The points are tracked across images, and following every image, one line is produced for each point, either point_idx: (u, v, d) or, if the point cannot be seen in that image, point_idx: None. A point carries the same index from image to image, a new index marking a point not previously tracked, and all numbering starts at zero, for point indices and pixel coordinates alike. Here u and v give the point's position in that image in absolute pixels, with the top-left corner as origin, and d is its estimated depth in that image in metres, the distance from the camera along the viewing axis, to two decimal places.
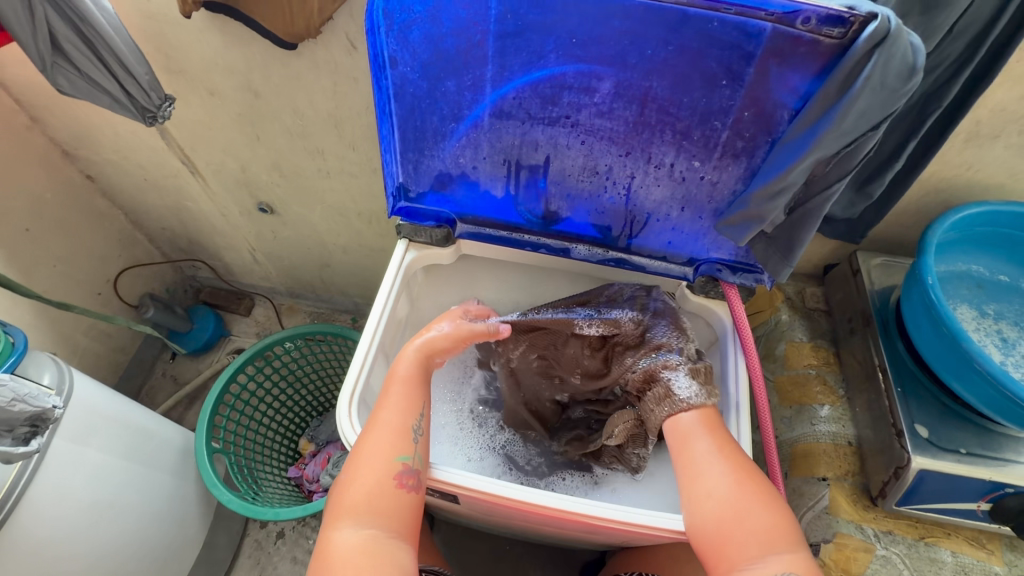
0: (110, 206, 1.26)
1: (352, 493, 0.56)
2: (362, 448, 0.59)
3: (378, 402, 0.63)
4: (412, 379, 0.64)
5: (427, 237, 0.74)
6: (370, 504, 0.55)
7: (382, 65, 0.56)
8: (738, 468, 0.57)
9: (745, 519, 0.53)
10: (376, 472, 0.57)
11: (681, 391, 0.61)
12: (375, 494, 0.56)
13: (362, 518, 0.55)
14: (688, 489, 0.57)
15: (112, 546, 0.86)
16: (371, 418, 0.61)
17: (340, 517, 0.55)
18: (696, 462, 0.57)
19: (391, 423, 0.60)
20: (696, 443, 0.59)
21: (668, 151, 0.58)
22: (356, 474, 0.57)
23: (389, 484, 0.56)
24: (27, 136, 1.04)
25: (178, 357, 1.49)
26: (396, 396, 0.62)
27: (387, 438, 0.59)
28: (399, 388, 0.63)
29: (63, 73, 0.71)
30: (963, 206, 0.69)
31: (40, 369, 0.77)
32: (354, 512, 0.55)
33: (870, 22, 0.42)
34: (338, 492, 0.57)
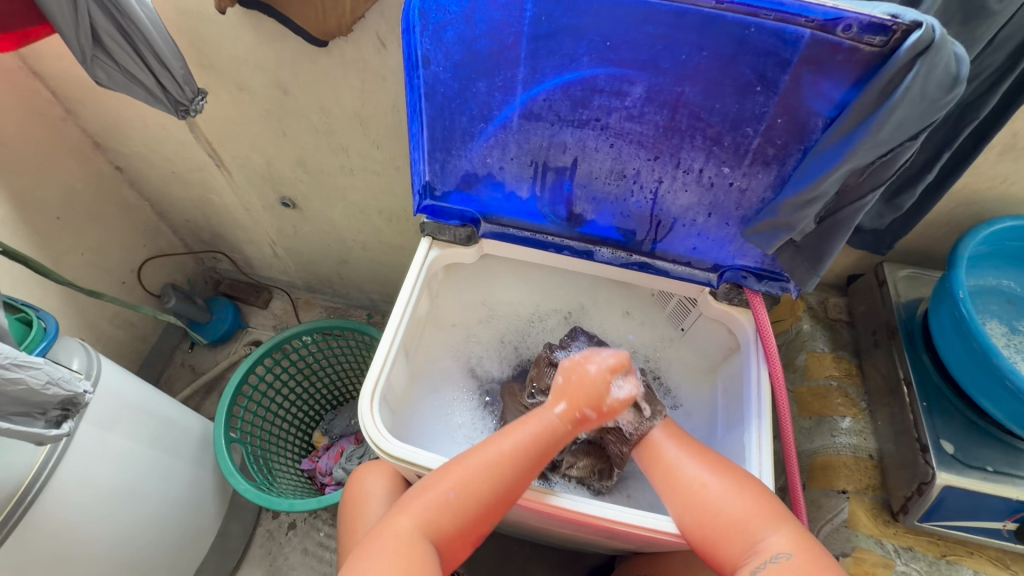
0: (137, 197, 1.28)
1: (430, 500, 0.56)
2: (464, 466, 0.57)
3: (498, 433, 0.60)
4: (554, 439, 0.59)
5: (450, 236, 0.74)
6: (446, 525, 0.55)
7: (414, 65, 0.57)
8: (711, 464, 0.59)
9: (722, 512, 0.55)
10: (471, 502, 0.56)
11: (629, 426, 0.63)
12: (451, 518, 0.56)
13: (432, 530, 0.55)
14: (665, 491, 0.60)
15: (132, 531, 0.88)
16: (484, 442, 0.59)
17: (411, 512, 0.55)
18: (666, 466, 0.60)
19: (501, 462, 0.57)
20: (664, 448, 0.62)
21: (697, 157, 0.58)
22: (454, 494, 0.56)
23: (474, 522, 0.57)
24: (60, 126, 1.07)
25: (196, 347, 1.51)
26: (529, 438, 0.58)
27: (495, 479, 0.57)
28: (530, 435, 0.58)
29: (102, 66, 0.72)
30: (996, 220, 0.68)
31: (70, 355, 0.79)
32: (427, 520, 0.55)
33: (913, 31, 0.42)
34: (423, 488, 0.57)
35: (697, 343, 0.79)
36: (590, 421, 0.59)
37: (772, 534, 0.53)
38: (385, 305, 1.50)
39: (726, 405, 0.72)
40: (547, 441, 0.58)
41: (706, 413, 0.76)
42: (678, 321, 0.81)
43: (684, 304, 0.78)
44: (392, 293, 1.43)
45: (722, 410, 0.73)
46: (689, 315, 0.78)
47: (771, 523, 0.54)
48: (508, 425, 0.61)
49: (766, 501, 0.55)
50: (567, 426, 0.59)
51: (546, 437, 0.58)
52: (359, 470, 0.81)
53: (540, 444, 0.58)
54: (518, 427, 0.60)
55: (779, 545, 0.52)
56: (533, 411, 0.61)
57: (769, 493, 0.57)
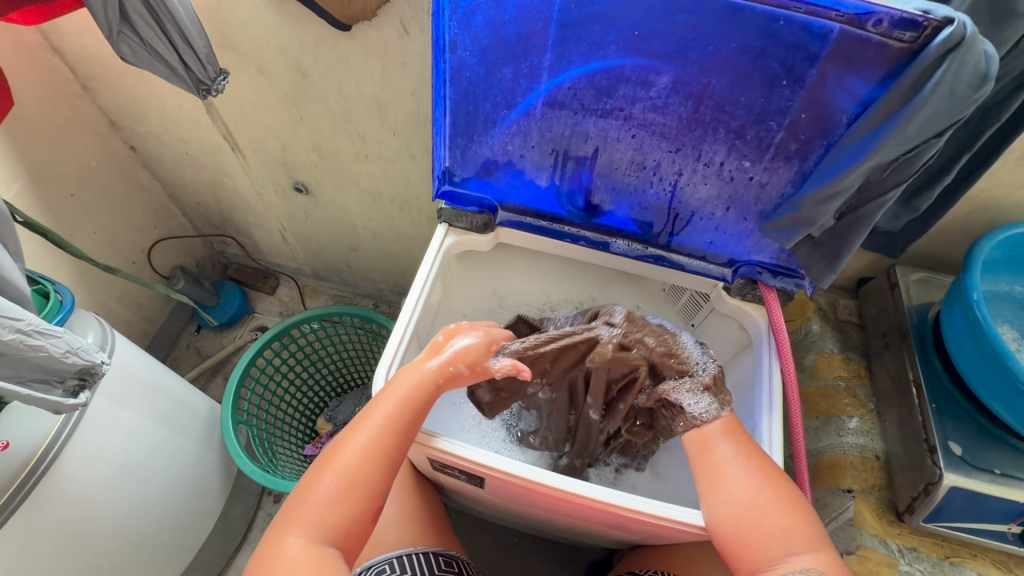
0: (150, 178, 1.29)
1: (316, 505, 0.52)
2: (341, 456, 0.55)
3: (367, 412, 0.58)
4: (425, 395, 0.59)
5: (467, 223, 0.75)
6: (335, 526, 0.52)
7: (441, 49, 0.57)
8: (759, 472, 0.56)
9: (764, 524, 0.53)
10: (354, 494, 0.53)
11: (695, 411, 0.60)
12: (343, 516, 0.53)
13: (326, 537, 0.51)
14: (706, 491, 0.57)
15: (138, 506, 0.88)
16: (357, 426, 0.57)
17: (301, 526, 0.51)
18: (716, 467, 0.57)
19: (378, 441, 0.56)
20: (715, 447, 0.58)
21: (719, 150, 0.58)
22: (340, 489, 0.53)
23: (366, 513, 0.54)
24: (77, 103, 1.07)
25: (203, 330, 1.52)
26: (392, 409, 0.58)
27: (374, 460, 0.55)
28: (394, 405, 0.58)
29: (126, 42, 0.73)
30: (1012, 225, 0.68)
31: (85, 328, 0.79)
32: (318, 526, 0.51)
33: (945, 27, 0.42)
34: (308, 496, 0.53)
35: (708, 339, 0.80)
36: (462, 378, 0.61)
37: (807, 556, 0.51)
38: (392, 295, 1.51)
39: (736, 400, 0.73)
40: (412, 400, 0.59)
41: None
42: (689, 316, 0.81)
43: (696, 299, 0.78)
44: (400, 283, 1.43)
45: (732, 406, 0.74)
46: (701, 311, 0.79)
47: (808, 546, 0.52)
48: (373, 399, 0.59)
49: (806, 522, 0.53)
50: (435, 382, 0.60)
51: (416, 397, 0.59)
52: None
53: (415, 398, 0.59)
54: (380, 401, 0.59)
55: (808, 569, 0.50)
56: (399, 372, 0.61)
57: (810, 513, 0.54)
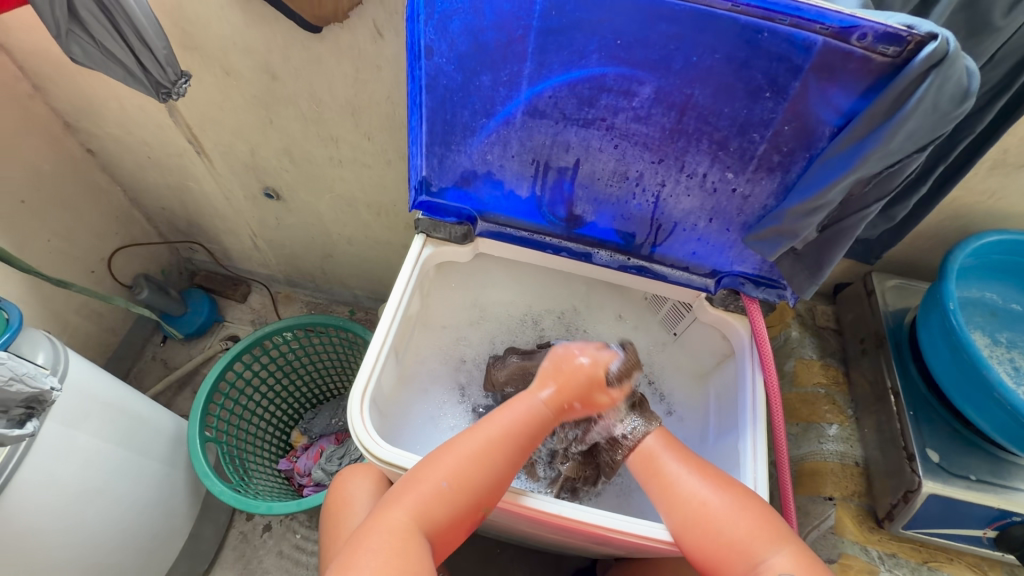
0: (109, 181, 1.22)
1: (420, 495, 0.56)
2: (458, 459, 0.58)
3: (488, 423, 0.61)
4: (540, 421, 0.61)
5: (446, 234, 0.73)
6: (441, 523, 0.56)
7: (417, 54, 0.55)
8: (713, 481, 0.59)
9: (724, 533, 0.55)
10: (468, 501, 0.57)
11: (626, 433, 0.64)
12: (450, 516, 0.56)
13: (428, 530, 0.55)
14: (660, 497, 0.60)
15: (96, 536, 0.83)
16: (472, 435, 0.60)
17: (405, 512, 0.55)
18: (673, 483, 0.60)
19: (490, 448, 0.59)
20: (664, 464, 0.62)
21: (702, 161, 0.57)
22: (443, 489, 0.56)
23: (470, 517, 0.57)
24: (28, 104, 1.01)
25: (169, 341, 1.45)
26: (515, 419, 0.61)
27: (477, 467, 0.58)
28: (513, 422, 0.61)
29: (77, 41, 0.68)
30: (984, 234, 0.69)
31: (35, 348, 0.75)
32: (421, 518, 0.55)
33: (929, 42, 0.42)
34: (411, 484, 0.57)
35: (690, 348, 0.79)
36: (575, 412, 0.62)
37: (774, 554, 0.54)
38: (369, 301, 1.46)
39: (719, 412, 0.72)
40: (536, 421, 0.61)
41: (698, 421, 0.76)
42: (671, 325, 0.81)
43: (678, 308, 0.77)
44: (377, 289, 1.39)
45: (714, 417, 0.73)
46: (683, 320, 0.78)
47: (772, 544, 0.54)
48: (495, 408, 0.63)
49: (767, 519, 0.56)
50: (552, 411, 0.62)
51: (532, 421, 0.61)
52: (343, 473, 0.79)
53: (525, 427, 0.60)
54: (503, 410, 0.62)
55: (782, 566, 0.53)
56: (520, 393, 0.63)
57: (771, 512, 0.57)
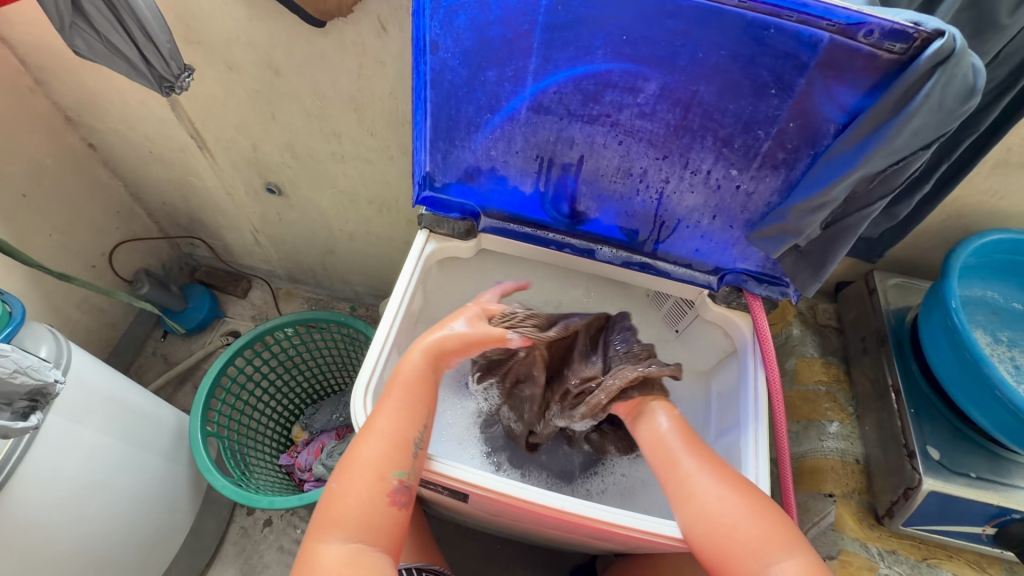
0: (110, 176, 1.22)
1: (339, 505, 0.55)
2: (353, 457, 0.57)
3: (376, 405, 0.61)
4: (424, 381, 0.63)
5: (449, 229, 0.73)
6: (359, 520, 0.54)
7: (422, 49, 0.55)
8: (728, 480, 0.57)
9: (736, 530, 0.54)
10: (371, 487, 0.55)
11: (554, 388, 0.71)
12: (364, 511, 0.54)
13: (354, 535, 0.53)
14: (675, 494, 0.59)
15: (98, 530, 0.83)
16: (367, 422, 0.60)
17: (329, 529, 0.53)
18: (687, 478, 0.59)
19: (384, 431, 0.58)
20: (681, 460, 0.60)
21: (706, 158, 0.57)
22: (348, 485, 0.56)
23: (383, 499, 0.55)
24: (30, 98, 1.00)
25: (170, 336, 1.45)
26: (393, 399, 0.60)
27: (370, 453, 0.57)
28: (400, 392, 0.61)
29: (81, 35, 0.68)
30: (986, 233, 0.69)
31: (38, 342, 0.75)
32: (338, 526, 0.54)
33: (935, 40, 0.42)
34: (326, 502, 0.56)
35: (693, 345, 0.79)
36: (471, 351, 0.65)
37: (785, 558, 0.51)
38: (370, 297, 1.46)
39: (720, 409, 0.72)
40: (413, 383, 0.62)
41: (699, 419, 0.76)
42: (673, 322, 0.81)
43: (681, 305, 0.78)
44: (378, 285, 1.39)
45: (716, 414, 0.73)
46: (685, 317, 0.78)
47: (784, 548, 0.52)
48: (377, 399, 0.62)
49: (779, 522, 0.54)
50: (427, 366, 0.63)
51: (405, 388, 0.61)
52: None
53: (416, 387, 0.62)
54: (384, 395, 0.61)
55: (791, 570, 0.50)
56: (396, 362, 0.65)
57: (779, 513, 0.55)
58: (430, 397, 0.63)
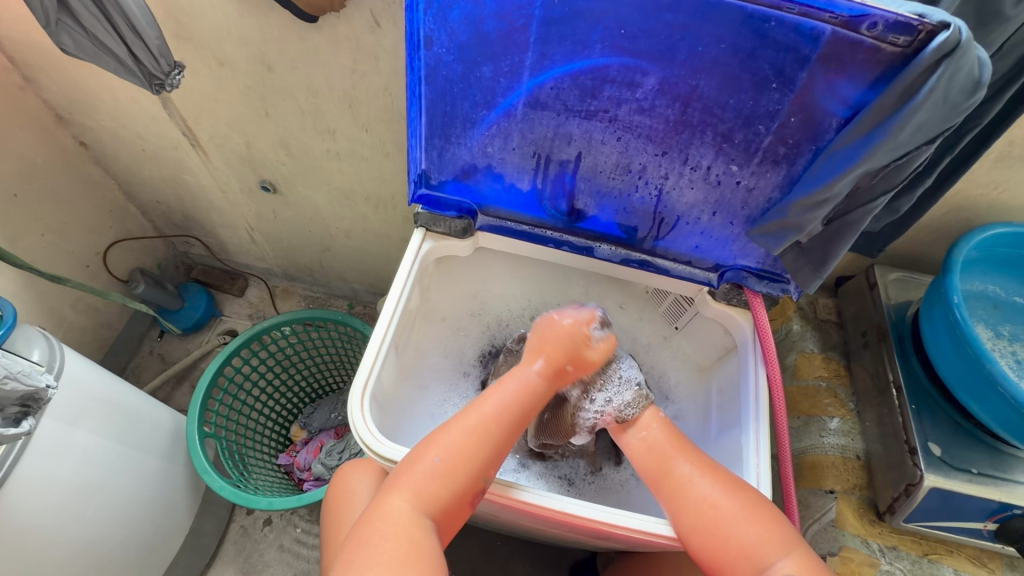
0: (103, 175, 1.21)
1: (418, 477, 0.55)
2: (447, 434, 0.58)
3: (477, 399, 0.61)
4: (535, 393, 0.62)
5: (445, 228, 0.72)
6: (437, 499, 0.55)
7: (416, 45, 0.53)
8: (724, 484, 0.58)
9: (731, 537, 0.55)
10: (452, 470, 0.56)
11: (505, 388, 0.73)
12: (447, 491, 0.55)
13: (425, 505, 0.55)
14: (670, 502, 0.59)
15: (96, 534, 0.83)
16: (468, 410, 0.60)
17: (411, 485, 0.55)
18: (682, 483, 0.59)
19: (480, 426, 0.59)
20: (676, 465, 0.61)
21: (706, 153, 0.56)
22: (440, 462, 0.56)
23: (466, 491, 0.56)
24: (19, 96, 0.99)
25: (166, 335, 1.44)
26: (508, 396, 0.61)
27: (489, 433, 0.59)
28: (506, 393, 0.61)
29: (68, 31, 0.67)
30: (988, 227, 0.69)
31: (30, 345, 0.74)
32: (417, 494, 0.55)
33: (940, 32, 0.41)
34: (409, 466, 0.56)
35: (693, 341, 0.79)
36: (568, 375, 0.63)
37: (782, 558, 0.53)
38: (368, 295, 1.45)
39: (720, 406, 0.72)
40: (533, 396, 0.62)
41: (699, 414, 0.76)
42: (673, 318, 0.80)
43: (680, 302, 0.77)
44: (375, 283, 1.38)
45: (716, 411, 0.73)
46: (685, 314, 0.78)
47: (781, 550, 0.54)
48: (487, 387, 0.63)
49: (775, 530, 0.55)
50: (546, 382, 0.62)
51: (525, 394, 0.61)
52: (347, 466, 0.79)
53: (518, 400, 0.61)
54: (500, 386, 0.62)
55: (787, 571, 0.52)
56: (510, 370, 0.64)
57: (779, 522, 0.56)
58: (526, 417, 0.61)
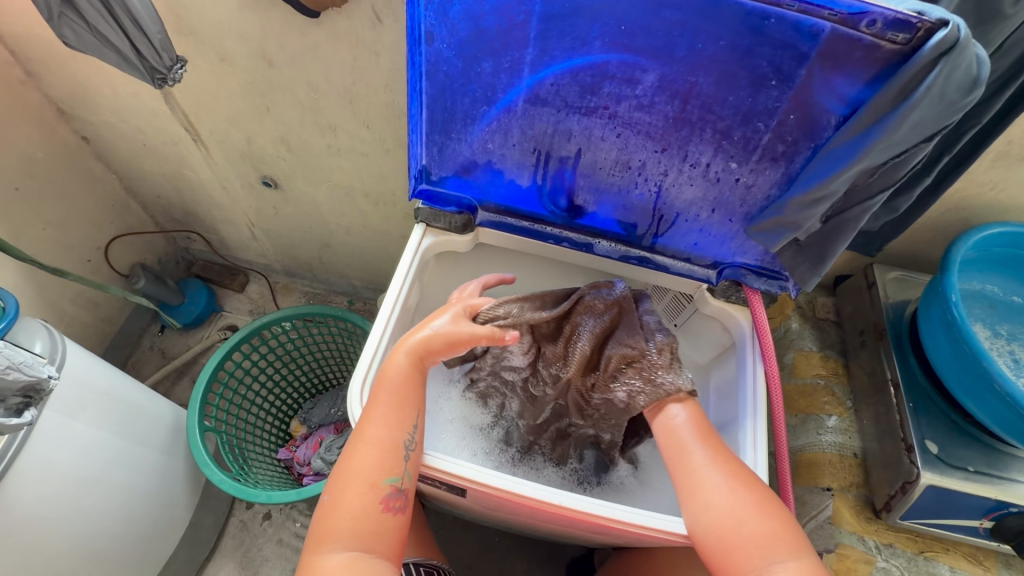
0: (105, 170, 1.21)
1: (337, 516, 0.55)
2: (347, 464, 0.57)
3: (368, 408, 0.60)
4: (406, 380, 0.61)
5: (446, 223, 0.72)
6: (353, 530, 0.55)
7: (417, 40, 0.54)
8: (736, 476, 0.57)
9: (745, 528, 0.54)
10: (362, 496, 0.56)
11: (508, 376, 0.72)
12: (364, 516, 0.55)
13: (348, 540, 0.54)
14: (685, 499, 0.58)
15: (96, 526, 0.83)
16: (359, 428, 0.59)
17: (330, 537, 0.54)
18: (696, 476, 0.58)
19: (377, 438, 0.58)
20: (692, 454, 0.60)
21: (705, 150, 0.56)
22: (342, 495, 0.56)
23: (377, 507, 0.56)
24: (21, 90, 0.99)
25: (167, 330, 1.45)
26: (385, 404, 0.59)
27: (385, 439, 0.58)
28: (386, 397, 0.60)
29: (70, 25, 0.68)
30: (986, 226, 0.69)
31: (32, 337, 0.75)
32: (337, 535, 0.54)
33: (938, 29, 0.41)
34: (323, 512, 0.56)
35: (692, 338, 0.79)
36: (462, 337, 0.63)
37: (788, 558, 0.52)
38: (368, 291, 1.46)
39: (718, 403, 0.73)
40: (401, 386, 0.61)
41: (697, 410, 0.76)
42: (672, 316, 0.81)
43: (680, 299, 0.78)
44: (375, 279, 1.39)
45: (714, 407, 0.74)
46: (684, 311, 0.78)
47: (791, 550, 0.53)
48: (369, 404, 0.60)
49: (786, 525, 0.54)
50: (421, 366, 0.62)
51: (386, 381, 0.60)
52: None
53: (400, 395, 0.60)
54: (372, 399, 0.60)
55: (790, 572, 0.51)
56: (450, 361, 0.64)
57: (786, 516, 0.56)
58: (415, 396, 0.61)
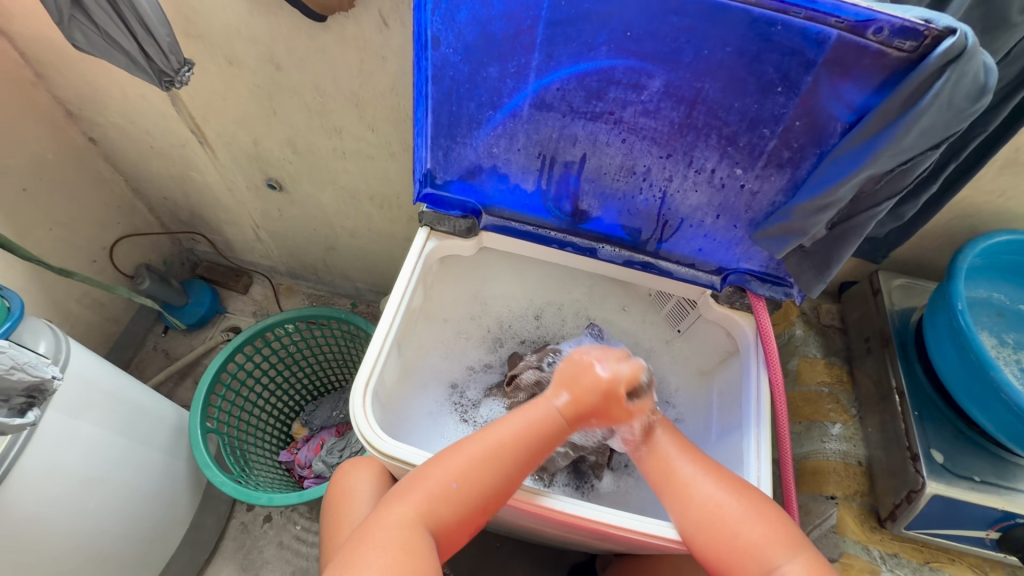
0: (112, 171, 1.22)
1: (433, 493, 0.56)
2: (464, 454, 0.58)
3: (489, 427, 0.60)
4: (553, 429, 0.60)
5: (450, 227, 0.72)
6: (446, 520, 0.55)
7: (423, 45, 0.54)
8: (726, 484, 0.58)
9: (738, 535, 0.55)
10: (460, 494, 0.56)
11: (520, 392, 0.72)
12: (451, 512, 0.56)
13: (425, 520, 0.55)
14: (673, 508, 0.58)
15: (98, 525, 0.83)
16: (491, 431, 0.60)
17: (411, 504, 0.55)
18: (678, 484, 0.59)
19: (503, 456, 0.58)
20: (679, 467, 0.60)
21: (711, 156, 0.56)
22: (457, 482, 0.56)
23: (470, 517, 0.57)
24: (30, 92, 1.00)
25: (171, 331, 1.45)
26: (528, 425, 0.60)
27: (515, 460, 0.58)
28: (528, 425, 0.60)
29: (80, 27, 0.68)
30: (993, 234, 0.68)
31: (37, 337, 0.75)
32: (423, 510, 0.55)
33: (946, 37, 0.41)
34: (425, 479, 0.57)
35: (695, 344, 0.79)
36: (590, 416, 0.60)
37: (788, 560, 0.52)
38: (371, 293, 1.46)
39: (721, 410, 0.72)
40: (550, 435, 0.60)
41: (700, 416, 0.76)
42: (675, 321, 0.80)
43: (682, 305, 0.77)
44: (378, 282, 1.39)
45: (716, 413, 0.73)
46: (687, 317, 0.78)
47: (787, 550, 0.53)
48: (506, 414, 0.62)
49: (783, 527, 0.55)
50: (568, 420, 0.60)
51: (544, 428, 0.60)
52: (346, 463, 0.79)
53: (536, 432, 0.60)
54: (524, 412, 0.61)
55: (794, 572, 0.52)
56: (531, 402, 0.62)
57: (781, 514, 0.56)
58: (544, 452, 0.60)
